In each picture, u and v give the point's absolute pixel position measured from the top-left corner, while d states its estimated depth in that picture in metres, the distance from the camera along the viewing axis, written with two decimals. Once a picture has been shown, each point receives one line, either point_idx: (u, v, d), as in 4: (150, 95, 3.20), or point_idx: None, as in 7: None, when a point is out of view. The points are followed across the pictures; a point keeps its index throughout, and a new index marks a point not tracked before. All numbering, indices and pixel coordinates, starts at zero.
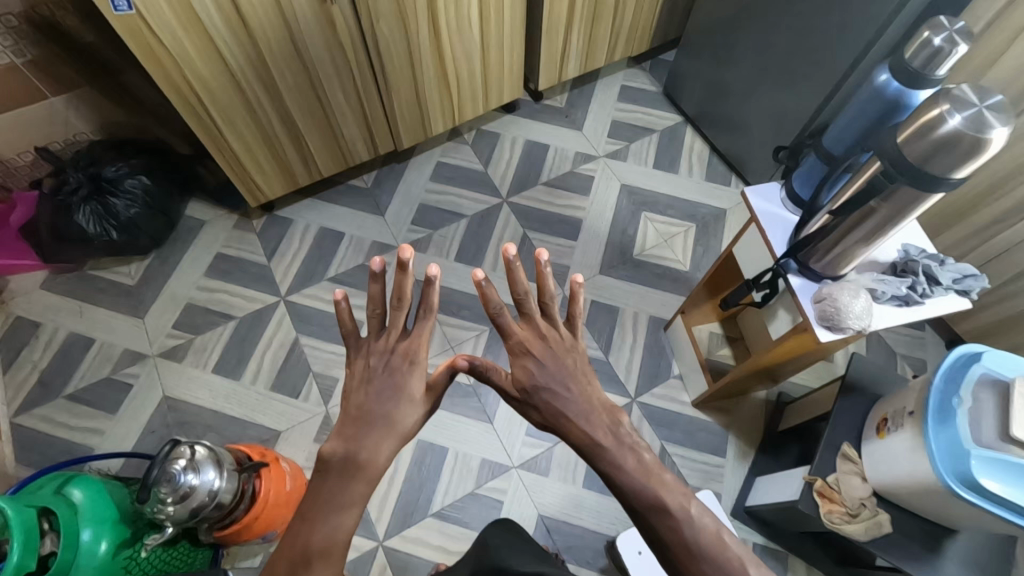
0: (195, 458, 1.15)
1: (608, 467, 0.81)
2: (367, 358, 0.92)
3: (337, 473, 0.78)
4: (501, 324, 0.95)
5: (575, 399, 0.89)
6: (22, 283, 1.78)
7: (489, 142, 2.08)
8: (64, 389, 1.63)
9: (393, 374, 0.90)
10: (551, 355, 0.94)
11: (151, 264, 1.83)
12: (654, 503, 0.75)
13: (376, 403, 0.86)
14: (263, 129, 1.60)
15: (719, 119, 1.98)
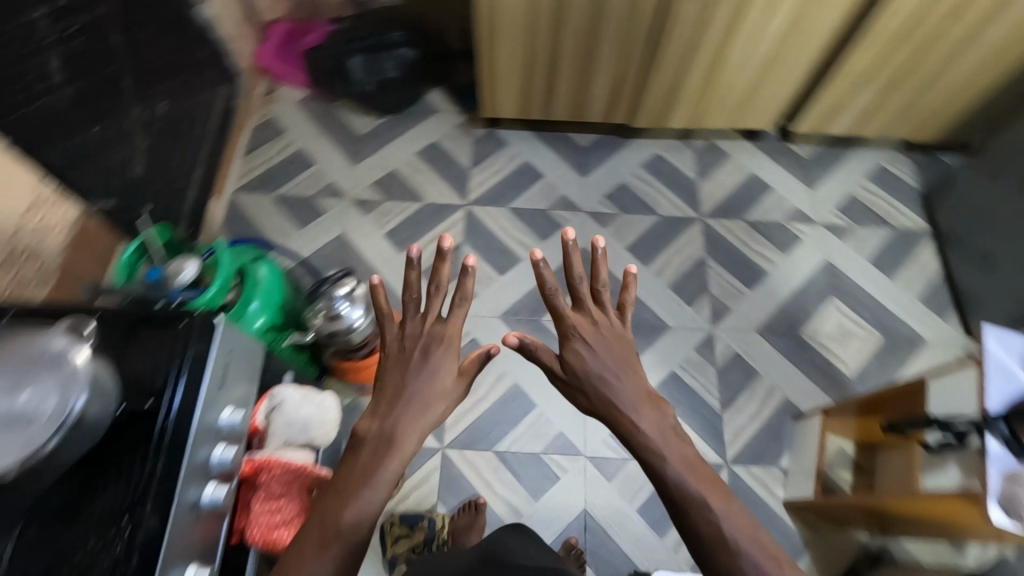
0: (354, 292, 1.28)
1: (673, 486, 0.77)
2: (404, 338, 0.94)
3: (370, 449, 0.81)
4: (558, 310, 0.95)
5: (632, 401, 0.86)
6: (287, 94, 2.08)
7: (715, 159, 2.02)
8: (277, 190, 1.91)
9: (423, 354, 0.92)
10: (611, 345, 0.92)
11: (381, 123, 2.03)
12: (723, 540, 0.72)
13: (404, 389, 0.88)
14: (531, 52, 1.69)
15: (972, 247, 1.74)
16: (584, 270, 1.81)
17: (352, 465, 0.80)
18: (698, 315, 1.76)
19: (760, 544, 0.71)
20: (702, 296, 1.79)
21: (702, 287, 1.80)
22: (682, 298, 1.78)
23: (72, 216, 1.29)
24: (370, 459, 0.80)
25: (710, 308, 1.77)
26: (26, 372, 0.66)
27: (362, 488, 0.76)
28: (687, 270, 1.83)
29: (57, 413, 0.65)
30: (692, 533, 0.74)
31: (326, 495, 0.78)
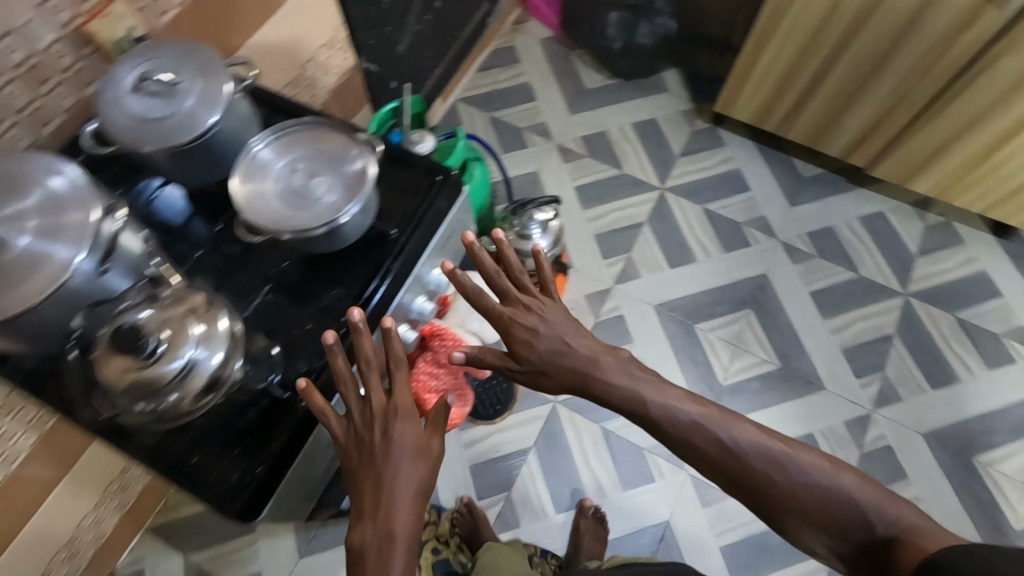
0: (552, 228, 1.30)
1: (648, 417, 0.73)
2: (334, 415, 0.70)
3: (375, 546, 0.63)
4: (491, 321, 0.78)
5: (581, 346, 0.77)
6: (534, 28, 2.14)
7: (946, 240, 1.79)
8: (494, 112, 1.99)
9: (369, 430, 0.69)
10: (549, 316, 0.78)
11: (609, 84, 2.03)
12: (730, 456, 0.69)
13: (369, 476, 0.67)
14: (799, 60, 1.60)
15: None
16: (756, 296, 1.70)
17: (368, 569, 0.62)
18: (862, 390, 1.59)
19: (752, 437, 0.69)
20: (876, 373, 1.61)
21: (879, 364, 1.62)
22: (851, 365, 1.62)
23: (350, 65, 1.39)
24: (387, 546, 0.63)
25: (879, 388, 1.60)
26: (328, 168, 0.74)
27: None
28: (869, 340, 1.65)
29: (333, 210, 0.71)
30: (702, 465, 0.71)
31: None
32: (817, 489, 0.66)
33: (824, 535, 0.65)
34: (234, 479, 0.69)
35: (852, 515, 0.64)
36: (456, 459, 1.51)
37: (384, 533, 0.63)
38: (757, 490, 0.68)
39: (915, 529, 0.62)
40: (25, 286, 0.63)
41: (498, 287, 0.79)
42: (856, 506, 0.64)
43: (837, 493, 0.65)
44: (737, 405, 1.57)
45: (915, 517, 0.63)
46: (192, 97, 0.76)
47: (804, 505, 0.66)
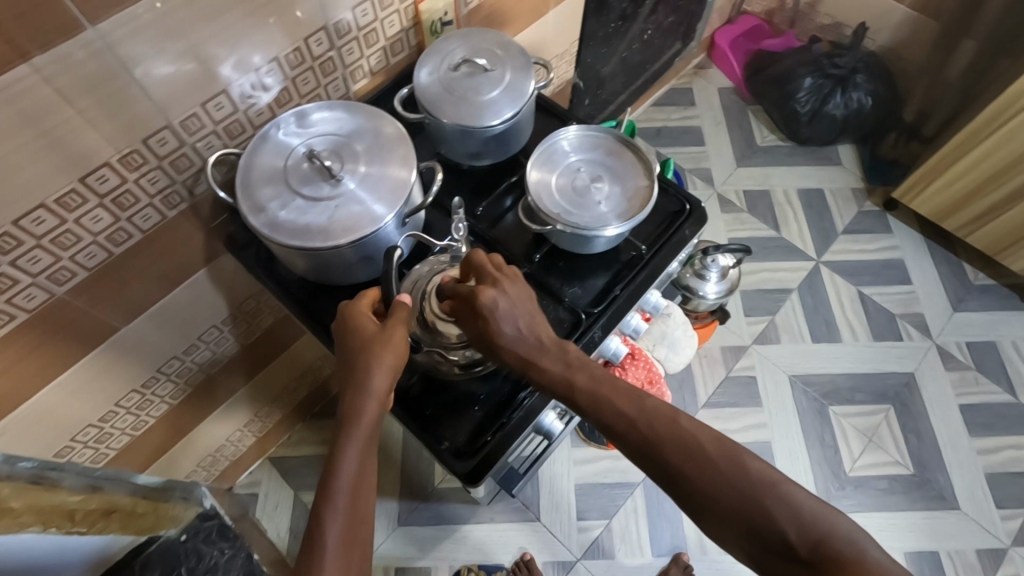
0: (728, 279, 1.30)
1: (576, 390, 0.67)
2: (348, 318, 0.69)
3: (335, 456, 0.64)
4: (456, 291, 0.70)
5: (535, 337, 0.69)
6: (715, 76, 2.16)
7: None
8: (661, 148, 2.02)
9: (359, 346, 0.66)
10: (511, 297, 0.69)
11: (781, 146, 2.02)
12: (649, 438, 0.63)
13: (352, 387, 0.65)
14: (1005, 169, 1.53)
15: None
16: (900, 393, 1.63)
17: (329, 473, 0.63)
18: (1001, 522, 1.48)
19: (675, 424, 0.63)
20: (1021, 509, 1.49)
21: None
22: (992, 493, 1.51)
23: (566, 78, 1.45)
24: (351, 453, 0.63)
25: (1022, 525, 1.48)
26: (612, 177, 0.78)
27: (338, 490, 0.62)
28: (1019, 471, 1.54)
29: (597, 223, 0.74)
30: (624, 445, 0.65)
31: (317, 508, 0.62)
32: (740, 484, 0.58)
33: (745, 542, 0.57)
34: (462, 440, 0.75)
35: (772, 524, 0.55)
36: (563, 473, 1.53)
37: (354, 444, 0.64)
38: (675, 481, 0.61)
39: (845, 553, 0.52)
40: (346, 222, 0.69)
41: (477, 259, 0.71)
42: (781, 517, 0.55)
43: (754, 487, 0.57)
44: (860, 500, 1.50)
45: (852, 526, 0.54)
46: (499, 86, 0.82)
47: (714, 501, 0.58)
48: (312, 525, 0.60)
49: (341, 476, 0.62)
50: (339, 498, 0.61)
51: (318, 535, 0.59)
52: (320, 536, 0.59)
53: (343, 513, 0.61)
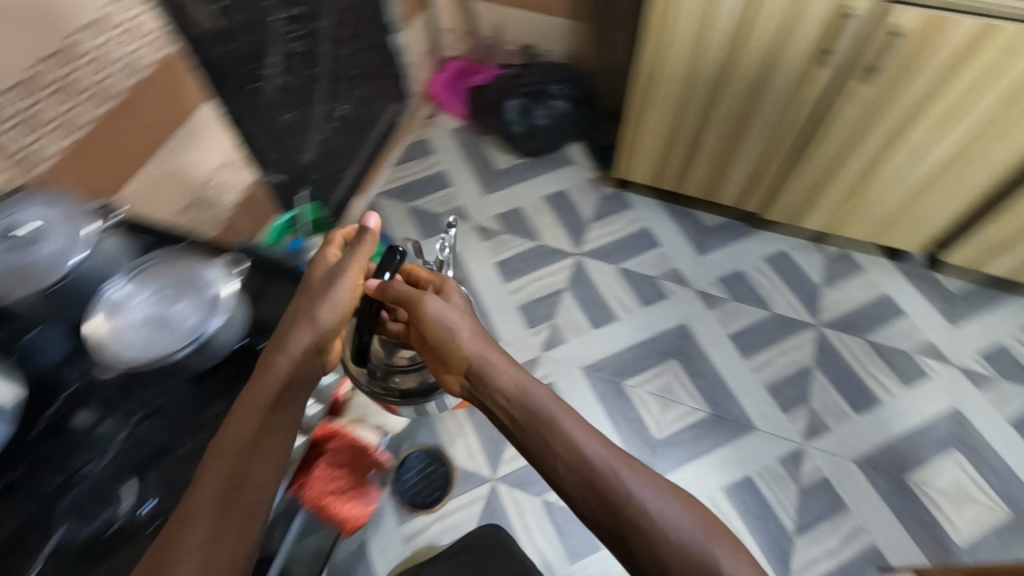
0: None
1: (530, 418, 0.77)
2: (311, 261, 0.83)
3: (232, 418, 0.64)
4: (393, 296, 0.85)
5: (492, 351, 0.83)
6: (444, 120, 2.28)
7: (845, 269, 1.89)
8: (412, 202, 2.08)
9: (309, 280, 0.78)
10: (454, 305, 0.88)
11: (518, 164, 2.16)
12: (606, 483, 0.70)
13: (271, 346, 0.68)
14: (675, 128, 1.72)
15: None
16: (678, 346, 1.76)
17: (222, 443, 0.62)
18: (791, 426, 1.63)
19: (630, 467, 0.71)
20: (801, 406, 1.65)
21: (803, 397, 1.67)
22: (777, 402, 1.66)
23: (250, 180, 1.46)
24: (241, 417, 0.63)
25: (807, 421, 1.63)
26: (191, 261, 0.79)
27: (228, 452, 0.62)
28: (790, 374, 1.71)
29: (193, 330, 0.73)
30: (566, 479, 0.72)
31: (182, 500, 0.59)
32: (688, 546, 0.65)
33: None
34: None
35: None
36: (397, 554, 1.47)
37: (251, 411, 0.64)
38: (628, 527, 0.67)
39: None
40: None
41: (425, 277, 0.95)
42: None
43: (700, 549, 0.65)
44: (673, 457, 1.58)
45: None
46: (49, 240, 0.76)
47: (659, 549, 0.65)
48: (194, 476, 0.60)
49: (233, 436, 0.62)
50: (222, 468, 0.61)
51: (196, 499, 0.58)
52: (193, 502, 0.58)
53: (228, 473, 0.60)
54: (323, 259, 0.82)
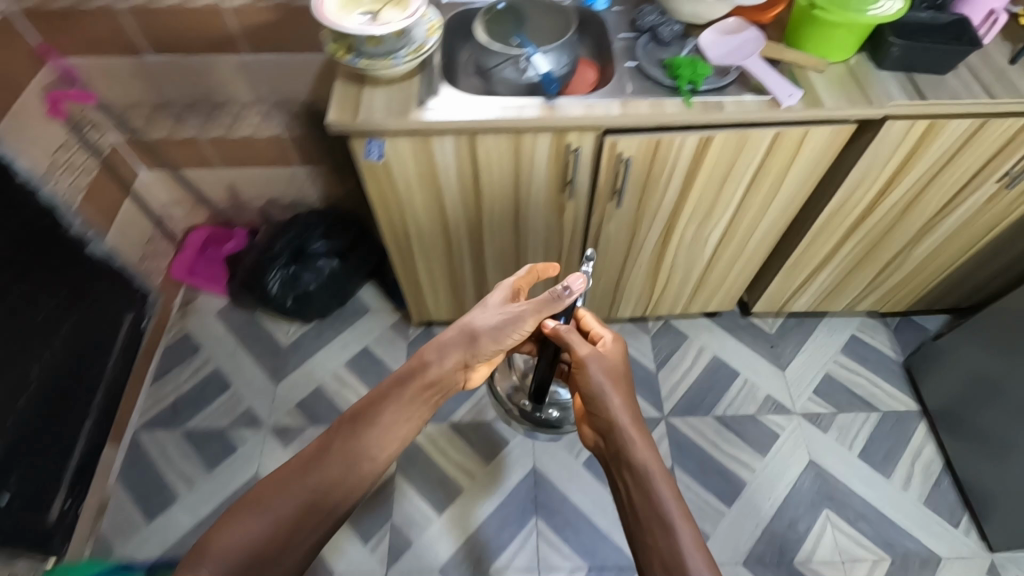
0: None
1: (635, 478, 0.85)
2: (471, 319, 0.98)
3: (350, 423, 0.91)
4: (565, 342, 0.94)
5: (629, 416, 0.90)
6: (205, 303, 1.91)
7: (673, 341, 1.82)
8: (186, 423, 1.69)
9: (465, 357, 0.96)
10: (607, 364, 0.94)
11: (307, 332, 1.86)
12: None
13: (370, 412, 0.92)
14: (454, 271, 1.52)
15: (982, 431, 1.50)
16: (536, 499, 1.56)
17: (298, 476, 0.86)
18: None
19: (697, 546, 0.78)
20: None
21: None
22: None
23: None
24: (384, 424, 0.91)
25: None
26: None
27: (332, 461, 0.87)
28: None
29: None
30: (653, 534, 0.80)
31: (320, 453, 0.88)
32: None
33: None
34: None
35: None
36: None
37: (335, 468, 0.87)
38: None
39: None
40: None
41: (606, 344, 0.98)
42: None
43: None
44: None
45: None
46: None
47: None
48: (288, 492, 0.84)
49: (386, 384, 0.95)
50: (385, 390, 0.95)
51: (379, 392, 0.94)
52: (374, 399, 0.93)
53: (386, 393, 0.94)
54: (491, 308, 0.99)
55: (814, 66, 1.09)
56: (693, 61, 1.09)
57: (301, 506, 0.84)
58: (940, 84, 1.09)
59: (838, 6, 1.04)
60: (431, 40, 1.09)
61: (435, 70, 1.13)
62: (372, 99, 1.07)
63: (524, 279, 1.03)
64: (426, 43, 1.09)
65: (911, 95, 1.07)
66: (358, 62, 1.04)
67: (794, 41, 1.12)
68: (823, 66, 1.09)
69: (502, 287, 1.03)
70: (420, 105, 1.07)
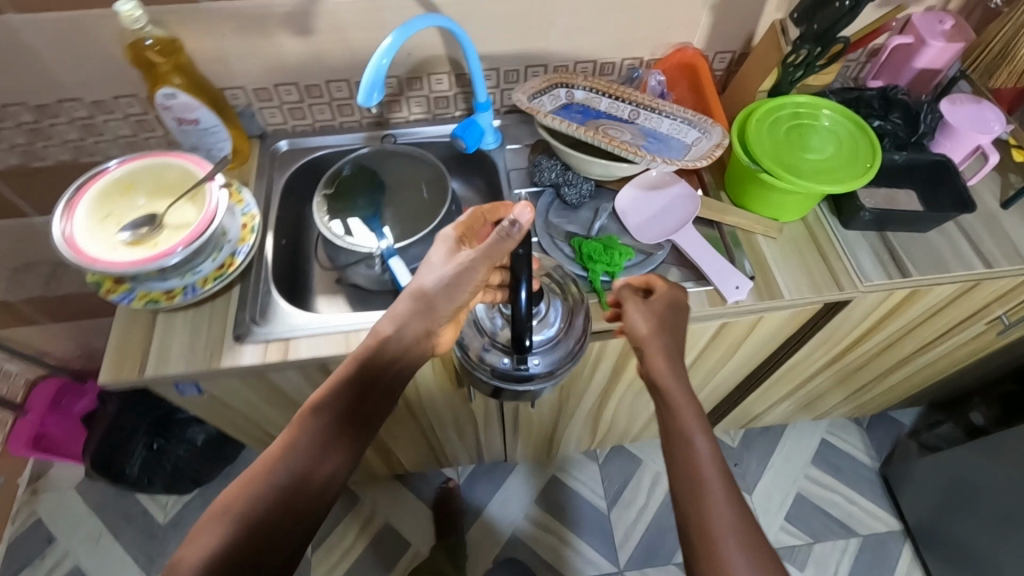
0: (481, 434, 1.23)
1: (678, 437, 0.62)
2: (423, 290, 0.67)
3: (298, 421, 0.63)
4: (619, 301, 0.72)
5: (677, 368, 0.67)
6: (61, 475, 1.56)
7: (624, 468, 1.57)
8: None
9: (407, 349, 0.68)
10: (657, 324, 0.69)
11: (190, 501, 1.53)
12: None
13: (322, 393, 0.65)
14: None
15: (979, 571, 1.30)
16: None
17: (293, 453, 0.61)
18: None
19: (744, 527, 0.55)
20: None
21: None
22: None
23: None
24: (337, 390, 0.65)
25: None
26: None
27: (303, 441, 0.62)
28: None
29: None
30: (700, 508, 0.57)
31: (298, 420, 0.63)
32: None
33: None
34: None
35: None
36: None
37: (306, 439, 0.62)
38: None
39: None
40: None
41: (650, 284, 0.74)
42: None
43: None
44: None
45: None
46: None
47: None
48: (264, 471, 0.59)
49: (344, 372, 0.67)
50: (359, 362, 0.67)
51: (323, 407, 0.64)
52: (324, 415, 0.64)
53: (345, 383, 0.65)
54: (433, 275, 0.68)
55: (763, 231, 0.85)
56: (607, 242, 0.82)
57: (267, 505, 0.58)
58: (923, 243, 0.84)
59: (785, 166, 0.78)
60: (245, 249, 0.78)
61: (262, 275, 0.82)
62: (163, 340, 0.75)
63: (472, 227, 0.73)
64: (237, 256, 0.78)
65: (888, 268, 0.82)
66: (126, 300, 0.72)
67: (742, 200, 0.86)
68: (774, 232, 0.84)
69: (440, 239, 0.71)
70: (236, 342, 0.76)
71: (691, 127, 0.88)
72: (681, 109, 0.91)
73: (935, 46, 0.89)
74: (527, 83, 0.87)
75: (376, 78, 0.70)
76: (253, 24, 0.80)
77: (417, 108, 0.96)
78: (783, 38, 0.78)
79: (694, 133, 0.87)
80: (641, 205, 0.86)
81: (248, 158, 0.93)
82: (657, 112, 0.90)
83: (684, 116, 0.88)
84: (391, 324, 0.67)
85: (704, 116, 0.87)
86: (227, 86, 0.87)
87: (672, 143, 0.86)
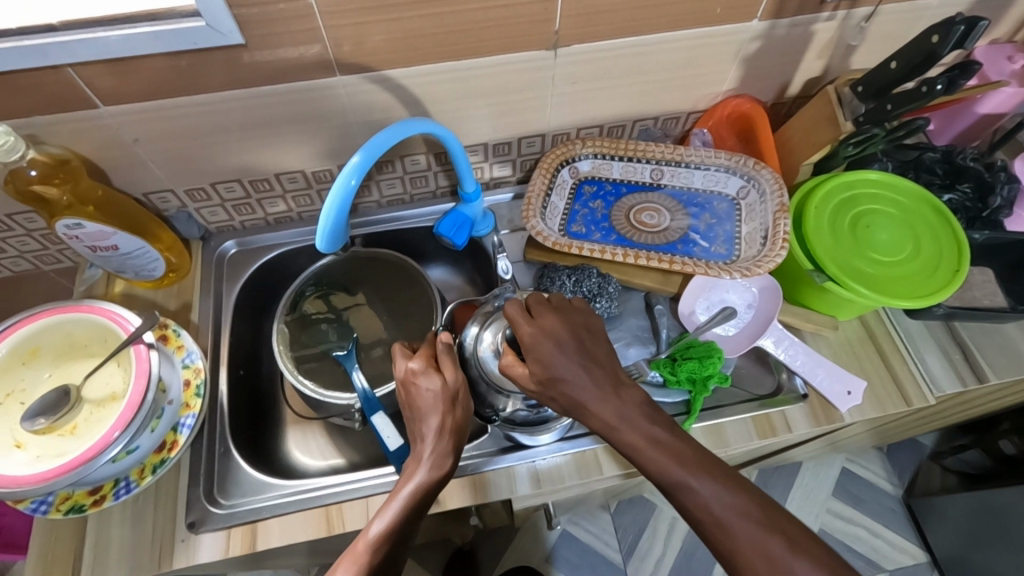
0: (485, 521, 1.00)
1: (663, 457, 0.49)
2: (445, 418, 0.56)
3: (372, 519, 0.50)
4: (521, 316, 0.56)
5: (587, 372, 0.52)
6: None
7: (638, 516, 1.35)
8: None
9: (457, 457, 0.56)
10: (542, 312, 0.55)
11: None
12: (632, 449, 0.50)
13: (412, 472, 0.54)
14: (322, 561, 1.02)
15: None
16: None
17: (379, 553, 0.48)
18: None
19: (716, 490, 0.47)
20: None
21: None
22: None
23: None
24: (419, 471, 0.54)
25: None
26: None
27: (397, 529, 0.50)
28: None
29: None
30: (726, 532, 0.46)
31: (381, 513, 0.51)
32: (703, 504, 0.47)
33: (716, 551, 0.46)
34: None
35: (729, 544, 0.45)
36: None
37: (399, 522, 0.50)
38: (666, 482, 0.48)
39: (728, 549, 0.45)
40: None
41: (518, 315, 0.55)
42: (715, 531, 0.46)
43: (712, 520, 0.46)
44: None
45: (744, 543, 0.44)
46: None
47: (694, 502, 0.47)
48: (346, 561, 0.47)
49: (411, 481, 0.53)
50: (421, 481, 0.53)
51: (395, 526, 0.50)
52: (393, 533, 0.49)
53: (414, 498, 0.52)
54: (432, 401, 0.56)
55: (814, 328, 0.71)
56: (706, 351, 0.66)
57: None
58: (996, 336, 0.72)
59: (849, 272, 0.64)
60: (190, 420, 0.63)
61: (217, 431, 0.67)
62: (97, 543, 0.60)
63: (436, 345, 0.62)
64: (180, 430, 0.63)
65: (961, 371, 0.70)
66: (41, 511, 0.57)
67: (799, 298, 0.73)
68: (828, 330, 0.71)
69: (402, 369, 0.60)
70: (190, 532, 0.61)
71: (731, 173, 0.76)
72: (733, 155, 0.75)
73: (1007, 91, 0.73)
74: (533, 196, 0.73)
75: (334, 224, 0.54)
76: (172, 127, 0.63)
77: (390, 191, 0.80)
78: (841, 111, 0.63)
79: (736, 180, 0.76)
80: (698, 289, 0.73)
81: (189, 270, 0.77)
82: (684, 165, 0.77)
83: (718, 162, 0.76)
84: (439, 453, 0.55)
85: (745, 157, 0.74)
86: (151, 191, 0.70)
87: (715, 205, 0.77)
